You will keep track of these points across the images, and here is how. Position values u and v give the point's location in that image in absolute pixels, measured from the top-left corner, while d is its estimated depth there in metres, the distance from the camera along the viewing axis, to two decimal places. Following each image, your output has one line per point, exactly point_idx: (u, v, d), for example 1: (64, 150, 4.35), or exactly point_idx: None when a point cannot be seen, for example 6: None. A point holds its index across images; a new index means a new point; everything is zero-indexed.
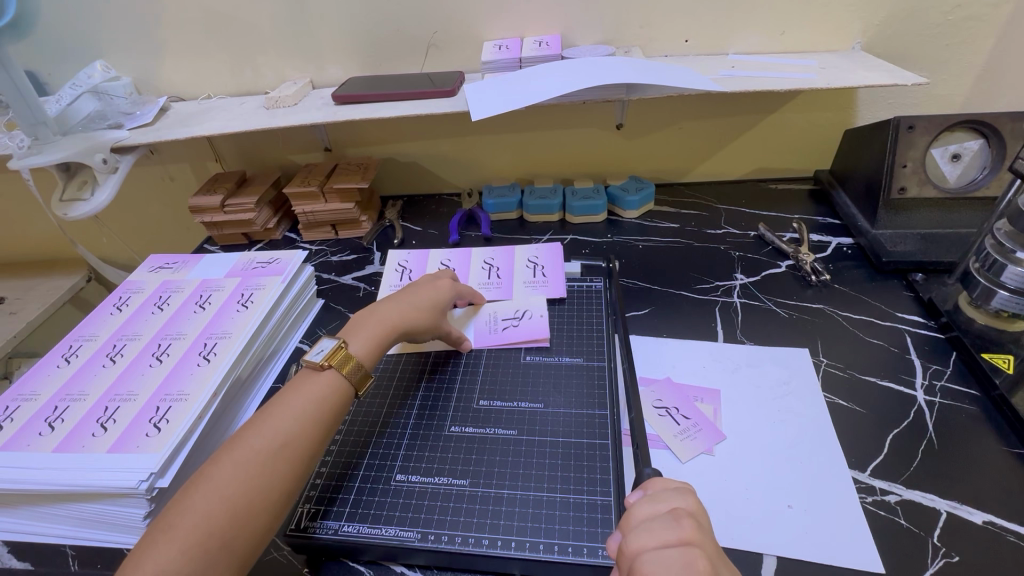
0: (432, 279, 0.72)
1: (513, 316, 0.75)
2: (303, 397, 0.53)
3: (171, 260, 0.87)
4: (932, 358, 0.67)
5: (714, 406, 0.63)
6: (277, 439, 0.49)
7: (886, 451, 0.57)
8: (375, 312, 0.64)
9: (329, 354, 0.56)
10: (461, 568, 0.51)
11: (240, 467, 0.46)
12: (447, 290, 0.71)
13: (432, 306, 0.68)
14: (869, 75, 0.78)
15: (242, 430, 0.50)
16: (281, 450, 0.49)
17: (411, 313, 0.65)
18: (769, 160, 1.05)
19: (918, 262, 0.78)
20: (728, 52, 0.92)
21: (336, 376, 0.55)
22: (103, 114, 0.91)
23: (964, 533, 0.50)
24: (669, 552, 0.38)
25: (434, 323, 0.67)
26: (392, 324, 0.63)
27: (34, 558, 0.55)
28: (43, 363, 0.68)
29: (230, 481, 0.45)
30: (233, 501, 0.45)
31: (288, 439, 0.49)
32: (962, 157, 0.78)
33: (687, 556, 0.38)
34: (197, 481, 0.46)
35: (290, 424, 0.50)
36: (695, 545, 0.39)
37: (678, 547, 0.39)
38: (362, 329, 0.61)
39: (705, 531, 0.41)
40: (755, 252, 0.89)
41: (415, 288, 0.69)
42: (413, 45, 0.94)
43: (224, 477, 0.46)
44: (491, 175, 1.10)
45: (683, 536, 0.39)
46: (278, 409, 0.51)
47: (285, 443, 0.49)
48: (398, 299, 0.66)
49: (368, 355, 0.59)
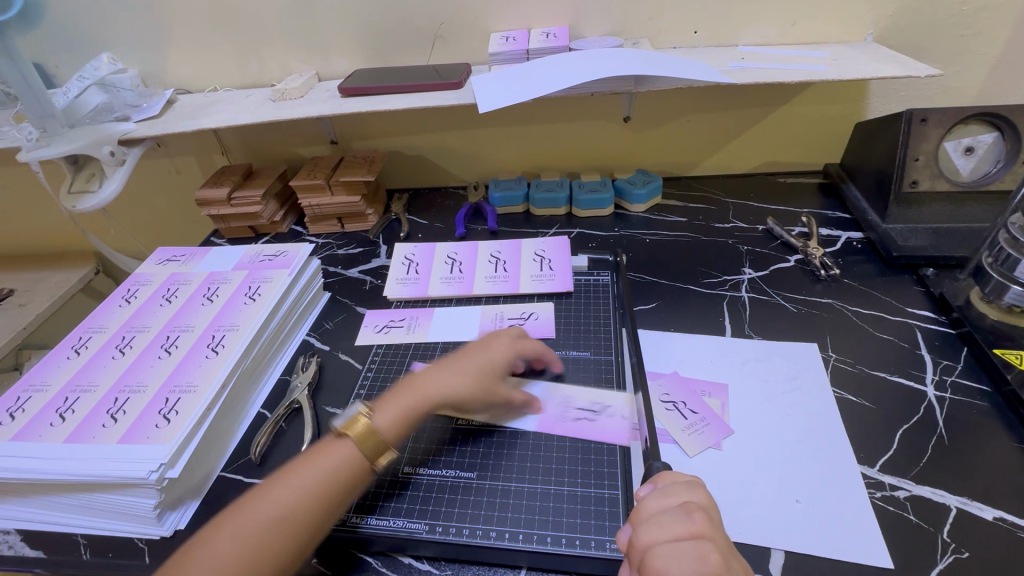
0: (487, 338, 0.63)
1: (591, 408, 0.61)
2: (317, 463, 0.50)
3: (179, 252, 0.87)
4: (943, 354, 0.67)
5: (722, 401, 0.63)
6: (278, 510, 0.46)
7: (896, 447, 0.57)
8: (410, 381, 0.58)
9: (349, 423, 0.52)
10: (467, 560, 0.51)
11: (236, 538, 0.44)
12: (501, 350, 0.61)
13: (479, 371, 0.59)
14: (881, 67, 0.77)
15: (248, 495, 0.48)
16: (277, 523, 0.46)
17: (450, 381, 0.57)
18: (778, 153, 1.04)
19: (929, 257, 0.77)
20: (737, 43, 0.91)
21: (352, 448, 0.51)
22: (110, 106, 0.92)
23: (974, 529, 0.49)
24: (681, 546, 0.38)
25: (484, 393, 0.58)
26: (426, 395, 0.56)
27: (46, 546, 0.56)
28: (53, 354, 0.68)
29: (224, 552, 0.44)
30: (221, 575, 0.43)
31: (292, 509, 0.46)
32: (976, 150, 0.77)
33: (699, 550, 0.38)
34: (196, 545, 0.44)
35: (296, 496, 0.47)
36: (706, 539, 0.39)
37: (689, 540, 0.39)
38: (393, 397, 0.56)
39: (716, 525, 0.41)
40: (764, 246, 0.88)
41: (465, 352, 0.61)
42: (419, 37, 0.93)
43: (219, 547, 0.44)
44: (497, 169, 1.09)
45: (694, 529, 0.39)
46: (288, 475, 0.49)
47: (290, 514, 0.46)
48: (439, 365, 0.60)
49: (390, 429, 0.53)
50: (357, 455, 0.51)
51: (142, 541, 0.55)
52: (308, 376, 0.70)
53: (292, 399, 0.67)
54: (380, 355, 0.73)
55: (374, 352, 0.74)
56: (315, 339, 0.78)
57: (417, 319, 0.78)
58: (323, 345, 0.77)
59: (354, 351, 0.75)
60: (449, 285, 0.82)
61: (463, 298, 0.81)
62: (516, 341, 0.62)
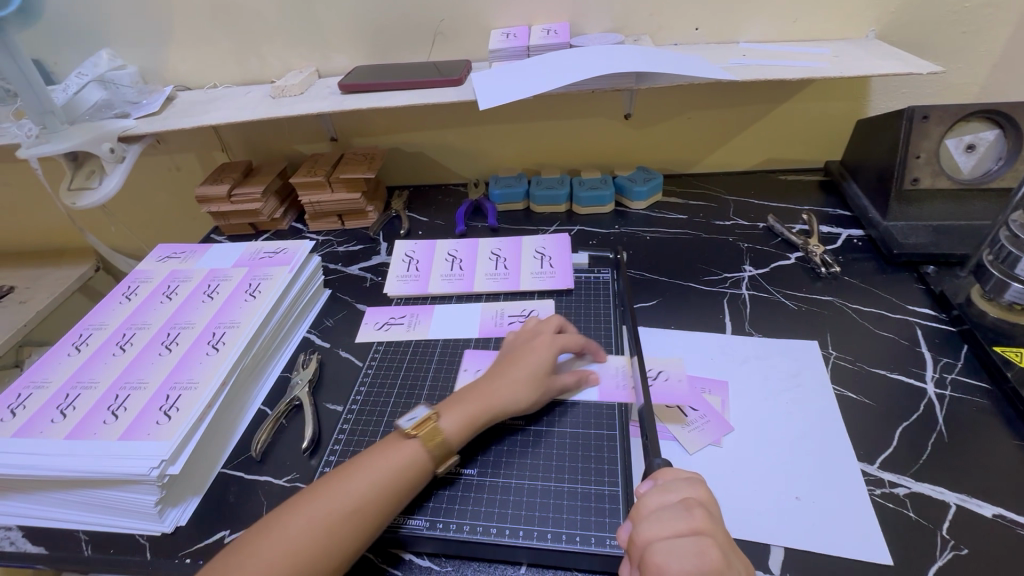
0: (533, 337, 0.64)
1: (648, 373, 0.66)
2: (384, 460, 0.51)
3: (179, 249, 0.87)
4: (943, 351, 0.67)
5: (722, 398, 0.63)
6: (351, 500, 0.48)
7: (895, 444, 0.57)
8: (472, 390, 0.58)
9: (418, 424, 0.54)
10: (467, 556, 0.51)
11: (311, 523, 0.46)
12: (551, 350, 0.62)
13: (537, 376, 0.59)
14: (883, 64, 0.77)
15: (322, 484, 0.50)
16: (349, 514, 0.47)
17: (513, 389, 0.58)
18: (778, 150, 1.03)
19: (930, 254, 0.77)
20: (738, 41, 0.91)
21: (420, 449, 0.52)
22: (110, 103, 0.91)
23: (973, 526, 0.50)
24: (682, 542, 0.38)
25: (541, 396, 0.59)
26: (487, 402, 0.57)
27: (48, 543, 0.56)
28: (54, 351, 0.69)
29: (299, 533, 0.46)
30: (296, 556, 0.45)
31: (355, 504, 0.48)
32: (977, 148, 0.77)
33: (700, 546, 0.38)
34: (271, 525, 0.47)
35: (367, 489, 0.49)
36: (707, 535, 0.39)
37: (690, 537, 0.39)
38: (456, 404, 0.57)
39: (716, 521, 0.41)
40: (764, 243, 0.88)
41: (515, 356, 0.61)
42: (419, 33, 0.93)
43: (295, 528, 0.46)
44: (498, 166, 1.09)
45: (695, 525, 0.40)
46: (355, 470, 0.50)
47: (353, 509, 0.48)
48: (497, 372, 0.60)
49: (456, 434, 0.54)
50: (424, 457, 0.52)
51: (144, 537, 0.55)
52: (308, 373, 0.70)
53: (292, 395, 0.67)
54: (380, 352, 0.73)
55: (374, 349, 0.74)
56: (315, 336, 0.78)
57: (418, 317, 0.78)
58: (323, 341, 0.77)
59: (354, 349, 0.75)
60: (450, 282, 0.82)
61: (464, 295, 0.81)
62: (564, 339, 0.63)
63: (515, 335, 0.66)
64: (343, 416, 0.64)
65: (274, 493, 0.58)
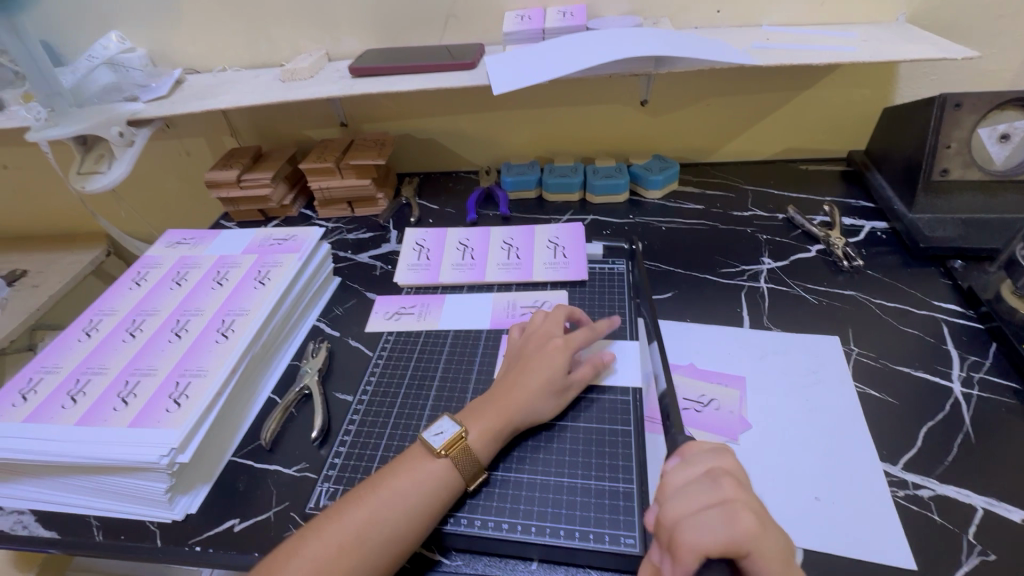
0: (546, 338, 0.62)
1: (697, 399, 0.62)
2: (412, 480, 0.49)
3: (189, 235, 0.86)
4: (970, 349, 0.64)
5: (739, 394, 0.62)
6: (383, 527, 0.46)
7: (920, 444, 0.55)
8: (492, 399, 0.56)
9: (448, 442, 0.51)
10: (479, 550, 0.50)
11: (343, 551, 0.44)
12: (563, 355, 0.59)
13: (556, 378, 0.57)
14: (915, 49, 0.73)
15: (350, 505, 0.48)
16: (385, 541, 0.46)
17: (533, 395, 0.56)
18: (800, 139, 1.00)
19: (957, 248, 0.74)
20: (762, 23, 0.87)
21: (450, 467, 0.50)
22: (119, 86, 0.90)
23: (1002, 531, 0.48)
24: (711, 511, 0.39)
25: (563, 397, 0.58)
26: (512, 411, 0.55)
27: (60, 527, 0.56)
28: (65, 336, 0.68)
29: (332, 563, 0.44)
30: None
31: (407, 513, 0.47)
32: (1012, 138, 0.73)
33: (729, 514, 0.38)
34: (299, 549, 0.45)
35: (401, 514, 0.47)
36: (737, 502, 0.39)
37: (720, 505, 0.39)
38: (480, 414, 0.54)
39: (745, 488, 0.41)
40: (783, 235, 0.85)
41: (527, 361, 0.59)
42: (432, 15, 0.91)
43: (326, 556, 0.44)
44: (510, 153, 1.07)
45: (724, 495, 0.40)
46: (403, 475, 0.49)
47: (407, 516, 0.47)
48: (515, 378, 0.57)
49: (483, 447, 0.52)
50: (456, 474, 0.50)
51: (154, 524, 0.55)
52: (318, 362, 0.69)
53: (302, 384, 0.67)
54: (391, 341, 0.72)
55: (385, 339, 0.73)
56: (325, 324, 0.77)
57: (428, 306, 0.77)
58: (332, 330, 0.76)
59: (363, 338, 0.74)
60: (460, 271, 0.81)
61: (475, 285, 0.79)
62: (575, 338, 0.61)
63: (525, 337, 0.63)
64: (353, 407, 0.64)
65: (283, 483, 0.57)
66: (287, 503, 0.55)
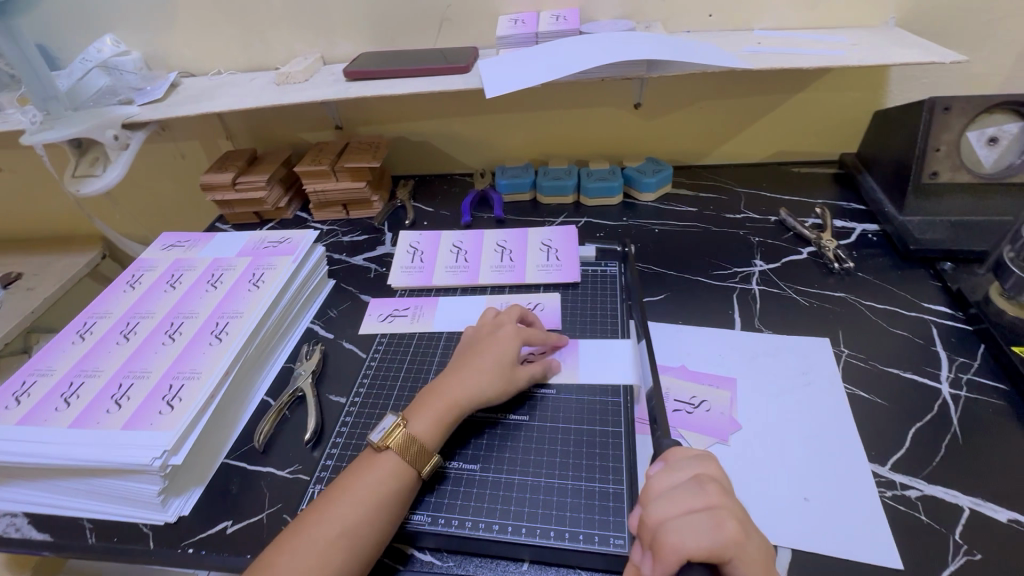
0: (496, 329, 0.63)
1: (688, 400, 0.62)
2: (363, 478, 0.50)
3: (183, 237, 0.86)
4: (959, 350, 0.65)
5: (731, 395, 0.62)
6: (338, 525, 0.47)
7: (908, 445, 0.56)
8: (435, 389, 0.57)
9: (387, 435, 0.53)
10: (470, 551, 0.50)
11: (301, 553, 0.45)
12: (513, 341, 0.61)
13: (501, 365, 0.59)
14: (904, 53, 0.74)
15: (306, 512, 0.49)
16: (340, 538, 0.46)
17: (476, 381, 0.57)
18: (792, 142, 1.01)
19: (946, 250, 0.74)
20: (754, 27, 0.88)
21: (395, 459, 0.51)
22: (114, 89, 0.90)
23: (988, 531, 0.48)
24: (698, 517, 0.39)
25: (507, 385, 0.59)
26: (454, 401, 0.56)
27: (53, 530, 0.56)
28: (58, 339, 0.68)
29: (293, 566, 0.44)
30: None
31: (359, 508, 0.48)
32: (1000, 141, 0.75)
33: (715, 520, 0.39)
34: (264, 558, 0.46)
35: (352, 510, 0.48)
36: (722, 508, 0.40)
37: (706, 511, 0.40)
38: (424, 404, 0.56)
39: (729, 495, 0.42)
40: (775, 238, 0.86)
41: (475, 350, 0.60)
42: (426, 19, 0.91)
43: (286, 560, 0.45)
44: (504, 156, 1.07)
45: (710, 500, 0.41)
46: (354, 476, 0.51)
47: (359, 512, 0.48)
48: (461, 366, 0.59)
49: (427, 436, 0.53)
50: (406, 466, 0.51)
51: (147, 527, 0.55)
52: (312, 364, 0.70)
53: (295, 387, 0.67)
54: (384, 343, 0.72)
55: (378, 341, 0.73)
56: (319, 327, 0.77)
57: (422, 309, 0.77)
58: (326, 333, 0.76)
59: (357, 340, 0.74)
60: (454, 274, 0.81)
61: (468, 287, 0.80)
62: (525, 331, 0.63)
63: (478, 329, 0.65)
64: (346, 409, 0.64)
65: (276, 485, 0.57)
66: (279, 505, 0.55)
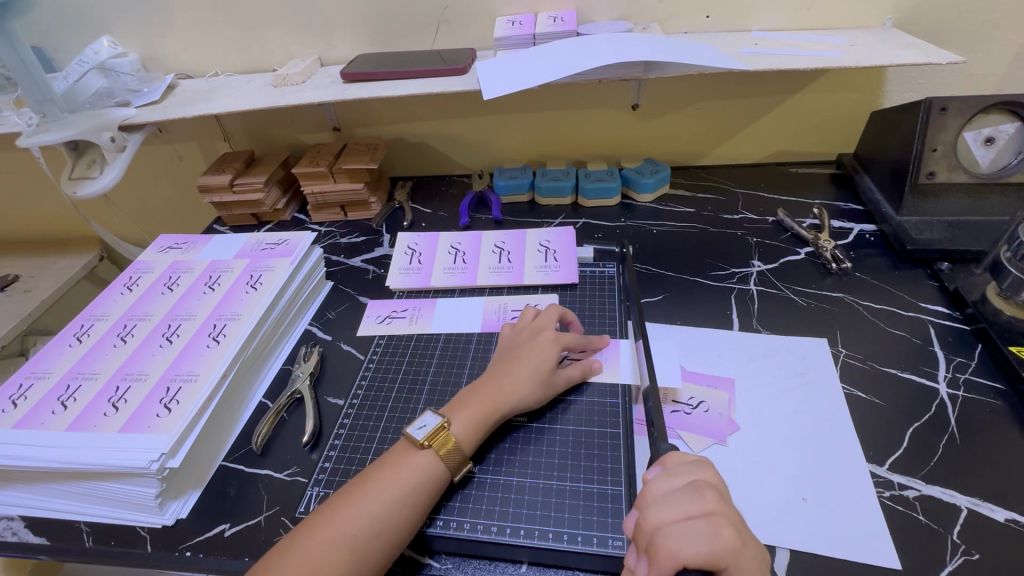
0: (536, 333, 0.63)
1: (687, 403, 0.62)
2: (397, 473, 0.50)
3: (181, 239, 0.86)
4: (956, 350, 0.65)
5: (729, 396, 0.62)
6: (371, 521, 0.46)
7: (906, 445, 0.56)
8: (477, 390, 0.57)
9: (430, 433, 0.52)
10: (467, 553, 0.50)
11: (334, 547, 0.45)
12: (555, 346, 0.61)
13: (543, 371, 0.58)
14: (901, 53, 0.74)
15: (338, 502, 0.48)
16: (374, 535, 0.46)
17: (518, 386, 0.57)
18: (790, 142, 1.01)
19: (942, 251, 0.75)
20: (751, 29, 0.88)
21: (434, 459, 0.51)
22: (110, 91, 0.90)
23: (985, 531, 0.48)
24: (694, 524, 0.39)
25: (547, 391, 0.58)
26: (495, 404, 0.55)
27: (49, 533, 0.56)
28: (56, 342, 0.68)
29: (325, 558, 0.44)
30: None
31: (393, 504, 0.47)
32: (996, 141, 0.75)
33: (711, 527, 0.39)
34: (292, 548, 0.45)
35: (387, 506, 0.47)
36: (718, 515, 0.40)
37: (702, 518, 0.40)
38: (464, 404, 0.55)
39: (726, 501, 0.42)
40: (772, 238, 0.86)
41: (517, 354, 0.60)
42: (424, 20, 0.91)
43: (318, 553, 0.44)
44: (503, 157, 1.07)
45: (707, 507, 0.40)
46: (388, 469, 0.50)
47: (394, 508, 0.47)
48: (502, 369, 0.58)
49: (467, 439, 0.53)
50: (441, 468, 0.51)
51: (145, 529, 0.55)
52: (310, 366, 0.69)
53: (293, 389, 0.67)
54: (383, 345, 0.72)
55: (376, 343, 0.73)
56: (317, 329, 0.77)
57: (420, 310, 0.77)
58: (324, 334, 0.76)
59: (355, 342, 0.74)
60: (453, 275, 0.81)
61: (466, 288, 0.80)
62: (565, 335, 0.62)
63: (516, 332, 0.65)
64: (343, 411, 0.64)
65: (274, 487, 0.57)
66: (278, 508, 0.55)
